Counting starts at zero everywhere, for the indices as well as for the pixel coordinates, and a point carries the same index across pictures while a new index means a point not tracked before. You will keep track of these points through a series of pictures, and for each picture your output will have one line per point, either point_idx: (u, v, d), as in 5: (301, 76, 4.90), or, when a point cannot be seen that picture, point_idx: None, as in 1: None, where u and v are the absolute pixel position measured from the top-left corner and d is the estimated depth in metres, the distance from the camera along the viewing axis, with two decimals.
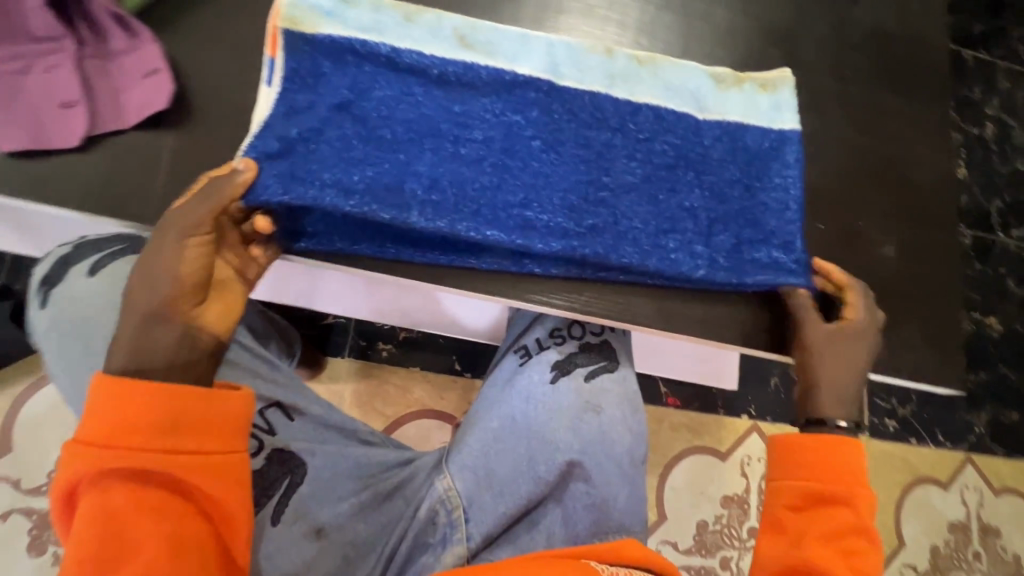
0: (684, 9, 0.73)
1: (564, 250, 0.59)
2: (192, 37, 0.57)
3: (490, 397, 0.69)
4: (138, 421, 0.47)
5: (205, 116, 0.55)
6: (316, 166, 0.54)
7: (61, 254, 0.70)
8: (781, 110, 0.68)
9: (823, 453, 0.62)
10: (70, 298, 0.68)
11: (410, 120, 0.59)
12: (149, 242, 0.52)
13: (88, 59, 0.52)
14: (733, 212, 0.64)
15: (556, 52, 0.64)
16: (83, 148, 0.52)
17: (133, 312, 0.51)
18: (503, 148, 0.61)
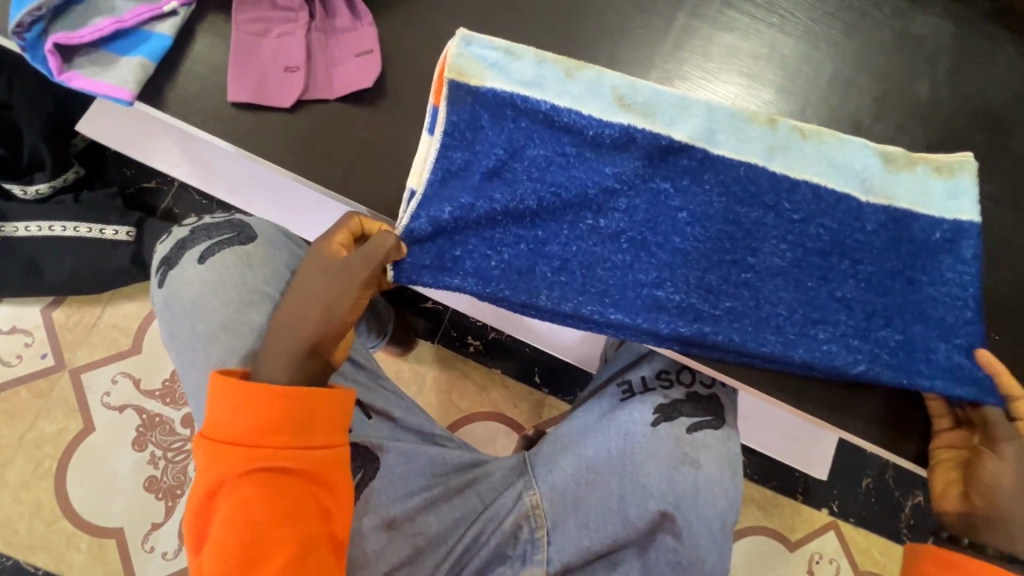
0: (884, 74, 0.68)
1: (695, 335, 0.57)
2: (401, 22, 0.60)
3: (584, 422, 0.66)
4: (276, 425, 0.51)
5: (397, 99, 0.59)
6: (459, 252, 0.57)
7: (178, 236, 0.65)
8: (959, 198, 0.61)
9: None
10: (183, 286, 0.62)
11: (561, 183, 0.57)
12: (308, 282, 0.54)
13: (314, 31, 0.57)
14: (894, 305, 0.60)
15: (717, 118, 0.59)
16: (291, 111, 0.57)
17: (291, 352, 0.53)
18: (645, 221, 0.58)
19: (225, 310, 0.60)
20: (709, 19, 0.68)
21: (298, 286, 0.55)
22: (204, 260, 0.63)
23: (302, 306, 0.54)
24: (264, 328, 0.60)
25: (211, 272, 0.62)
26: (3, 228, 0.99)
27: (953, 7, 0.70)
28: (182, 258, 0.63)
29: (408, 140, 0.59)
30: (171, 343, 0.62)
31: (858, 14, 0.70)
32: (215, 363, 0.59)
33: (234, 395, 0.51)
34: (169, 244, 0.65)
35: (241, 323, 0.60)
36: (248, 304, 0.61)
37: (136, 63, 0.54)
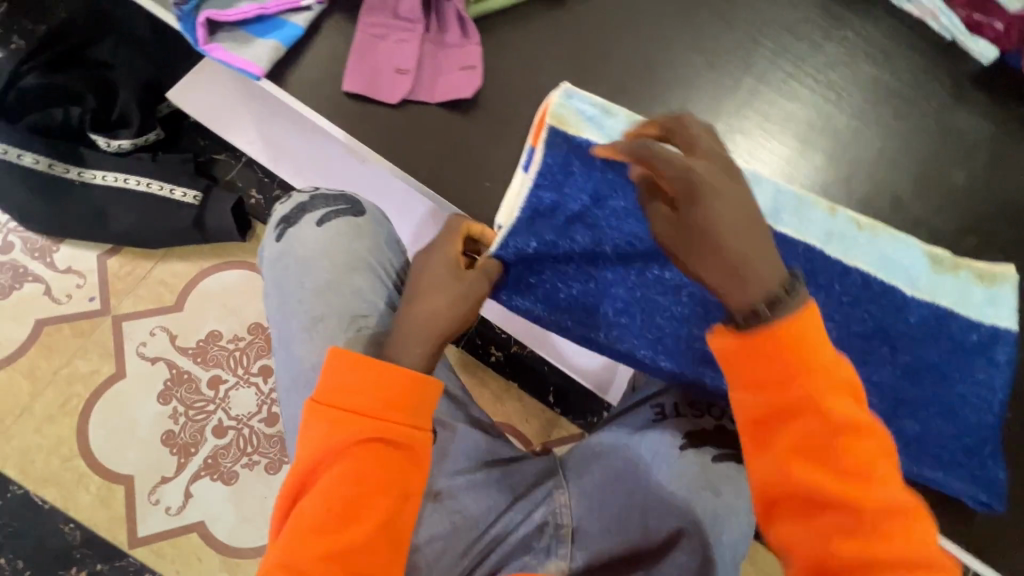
0: (926, 158, 0.75)
1: None
2: (502, 46, 0.68)
3: (617, 437, 0.70)
4: (395, 402, 0.52)
5: (490, 112, 0.65)
6: (535, 280, 0.63)
7: (299, 199, 0.68)
8: (996, 306, 0.66)
9: (855, 463, 0.43)
10: (298, 243, 0.65)
11: (637, 236, 0.61)
12: (434, 277, 0.57)
13: (427, 43, 0.64)
14: (923, 399, 0.64)
15: (781, 198, 0.67)
16: (395, 107, 0.64)
17: (425, 338, 0.55)
18: None
19: (332, 271, 0.63)
20: (773, 85, 0.75)
21: (425, 279, 0.57)
22: (320, 224, 0.66)
23: (432, 298, 0.56)
24: (365, 294, 0.63)
25: (326, 236, 0.65)
26: (82, 173, 1.06)
27: (993, 109, 0.76)
28: (301, 220, 0.67)
29: (493, 150, 0.65)
30: (274, 293, 0.65)
31: (906, 102, 0.77)
32: (315, 318, 0.62)
33: (342, 359, 0.52)
34: (290, 205, 0.68)
35: (344, 284, 0.63)
36: (353, 272, 0.64)
37: (270, 45, 0.61)
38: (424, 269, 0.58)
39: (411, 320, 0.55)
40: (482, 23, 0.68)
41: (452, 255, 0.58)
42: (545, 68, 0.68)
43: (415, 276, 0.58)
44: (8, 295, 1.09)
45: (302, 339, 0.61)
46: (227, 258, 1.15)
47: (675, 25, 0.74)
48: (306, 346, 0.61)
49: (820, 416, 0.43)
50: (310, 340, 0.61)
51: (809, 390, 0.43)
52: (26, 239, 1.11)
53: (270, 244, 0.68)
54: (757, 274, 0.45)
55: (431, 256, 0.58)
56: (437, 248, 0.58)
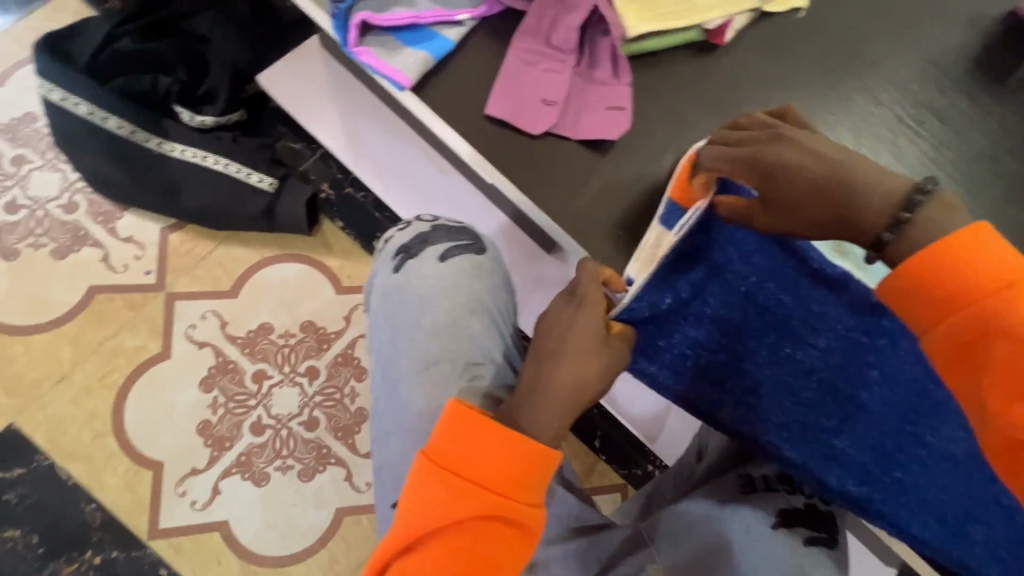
0: None
1: (862, 498, 0.59)
2: (649, 90, 0.64)
3: (702, 504, 0.66)
4: (513, 474, 0.48)
5: (630, 159, 0.62)
6: (662, 343, 0.61)
7: (421, 229, 0.68)
8: None
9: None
10: (417, 278, 0.66)
11: (768, 304, 0.59)
12: (579, 347, 0.53)
13: (577, 76, 0.61)
14: None
15: None
16: (535, 137, 0.60)
17: (569, 410, 0.53)
18: (841, 367, 0.58)
19: (450, 312, 0.64)
20: (912, 169, 0.71)
21: (570, 344, 0.53)
22: (442, 260, 0.66)
23: (580, 368, 0.52)
24: (479, 339, 0.64)
25: (447, 274, 0.65)
26: (162, 145, 1.02)
27: None
28: (422, 252, 0.67)
29: (630, 199, 0.61)
30: (387, 324, 0.66)
31: None
32: (428, 360, 0.63)
33: (459, 419, 0.49)
34: (411, 233, 0.68)
35: (461, 328, 0.64)
36: (471, 316, 0.64)
37: (420, 57, 0.58)
38: (568, 329, 0.54)
39: (556, 388, 0.52)
40: (632, 63, 0.65)
41: (598, 322, 0.54)
42: (688, 118, 0.65)
43: (557, 335, 0.54)
44: (65, 256, 1.06)
45: (412, 380, 0.62)
46: (289, 250, 1.12)
47: (819, 93, 0.72)
48: (417, 391, 0.62)
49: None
50: (422, 383, 0.62)
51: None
52: (92, 201, 1.08)
53: (386, 270, 0.68)
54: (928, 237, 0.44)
55: (575, 317, 0.55)
56: (584, 311, 0.55)
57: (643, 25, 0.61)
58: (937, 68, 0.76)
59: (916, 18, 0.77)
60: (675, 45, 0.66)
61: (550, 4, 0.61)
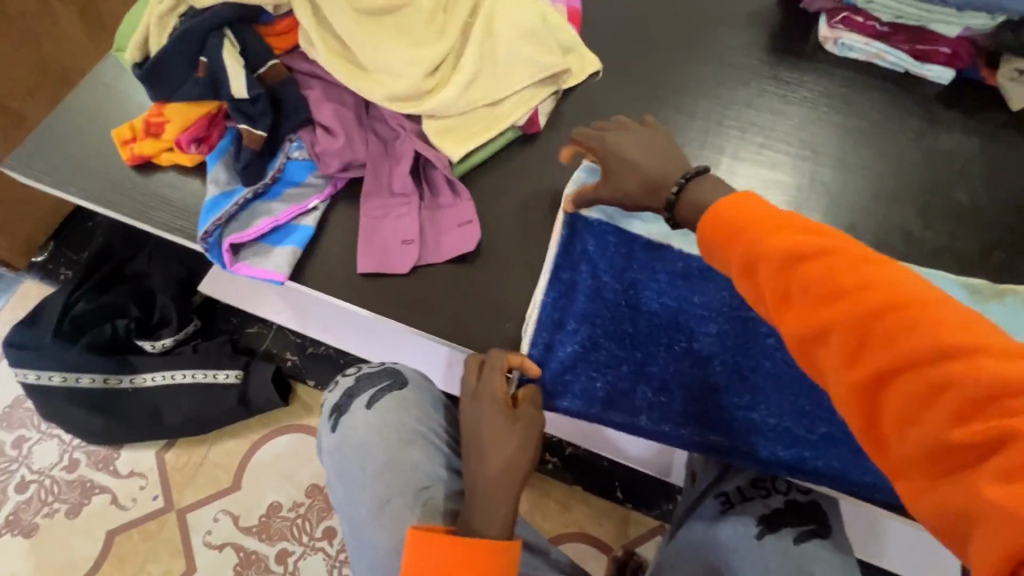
0: (920, 188, 0.77)
1: (795, 460, 0.59)
2: (494, 193, 0.73)
3: (688, 536, 0.67)
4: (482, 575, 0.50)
5: (495, 256, 0.70)
6: (569, 375, 0.63)
7: (345, 383, 0.67)
8: None
9: (888, 321, 0.35)
10: (354, 433, 0.63)
11: (652, 307, 0.64)
12: (490, 432, 0.57)
13: (424, 210, 0.70)
14: None
15: None
16: (407, 274, 0.68)
17: (510, 495, 0.55)
18: (736, 345, 0.63)
19: (388, 451, 0.62)
20: (749, 159, 0.79)
21: (486, 438, 0.57)
22: (371, 407, 0.64)
23: (503, 454, 0.56)
24: (425, 466, 0.62)
25: (379, 418, 0.63)
26: (134, 379, 1.13)
27: (970, 125, 0.79)
28: (350, 405, 0.65)
29: (508, 291, 0.68)
30: (340, 489, 0.63)
31: (880, 138, 0.80)
32: (383, 501, 0.60)
33: (421, 542, 0.51)
34: (338, 391, 0.67)
35: (403, 462, 0.62)
36: (412, 446, 0.62)
37: (288, 250, 0.68)
38: (482, 420, 0.57)
39: (485, 478, 0.55)
40: (468, 176, 0.74)
41: (496, 395, 0.58)
42: (535, 201, 0.73)
43: (477, 430, 0.58)
44: (79, 513, 1.13)
45: (380, 532, 0.59)
46: (275, 425, 1.18)
47: None
48: (386, 540, 0.58)
49: (832, 304, 0.37)
50: (381, 527, 0.59)
51: (806, 283, 0.38)
52: (90, 452, 1.17)
53: (326, 437, 0.66)
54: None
55: (485, 409, 0.58)
56: (484, 394, 0.58)
57: (460, 148, 0.71)
58: (738, 65, 0.85)
59: (702, 33, 0.87)
60: (497, 149, 0.75)
61: (381, 163, 0.71)
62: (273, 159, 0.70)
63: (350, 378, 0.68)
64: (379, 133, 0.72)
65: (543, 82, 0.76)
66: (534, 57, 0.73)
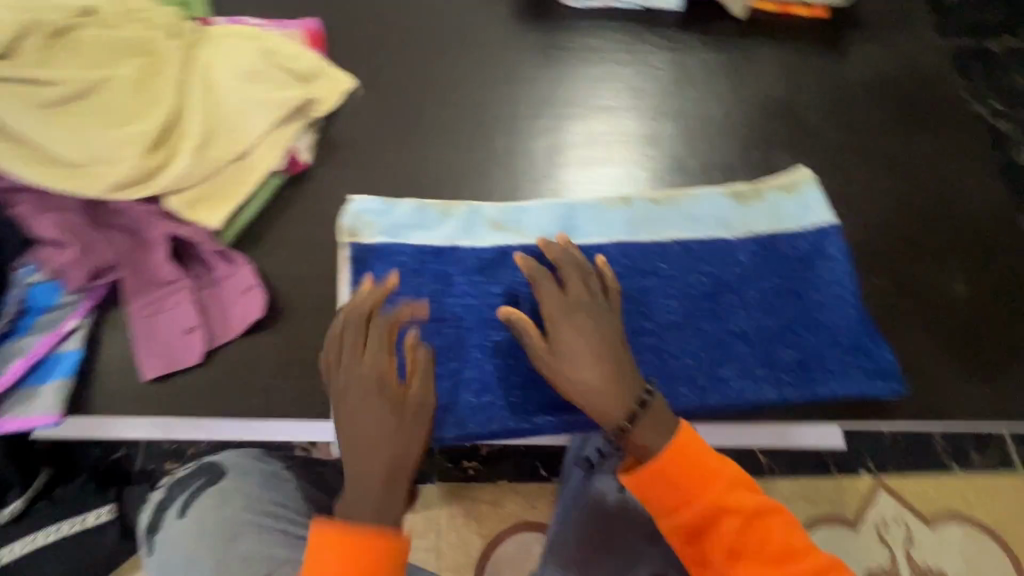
0: (680, 113, 0.81)
1: None
2: (275, 248, 0.69)
3: (562, 509, 0.74)
4: (371, 555, 0.49)
5: (292, 313, 0.66)
6: None
7: (159, 499, 0.68)
8: (807, 211, 0.72)
9: (750, 535, 0.54)
10: (172, 545, 0.64)
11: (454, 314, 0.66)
12: (353, 417, 0.53)
13: (202, 290, 0.65)
14: (785, 324, 0.68)
15: (579, 213, 0.72)
16: (202, 363, 0.63)
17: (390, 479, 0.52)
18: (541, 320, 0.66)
19: (216, 552, 0.62)
20: (522, 130, 0.79)
21: (358, 418, 0.53)
22: (183, 514, 0.65)
23: (383, 443, 0.52)
24: (254, 552, 0.62)
25: (192, 522, 0.64)
26: None
27: (710, 40, 0.85)
28: (165, 519, 0.66)
29: (316, 345, 0.65)
30: None
31: (636, 76, 0.83)
32: None
33: (323, 537, 0.49)
34: (151, 509, 0.67)
35: (229, 556, 0.62)
36: (235, 536, 0.63)
37: (57, 384, 0.61)
38: (358, 409, 0.53)
39: (376, 478, 0.51)
40: (243, 239, 0.69)
41: (358, 369, 0.53)
42: (320, 242, 0.70)
43: (363, 418, 0.53)
44: None
45: None
46: None
47: (414, 131, 0.77)
48: None
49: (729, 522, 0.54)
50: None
51: (704, 486, 0.54)
52: None
53: (148, 560, 0.65)
54: (646, 445, 0.56)
55: (360, 398, 0.53)
56: (352, 364, 0.54)
57: (221, 213, 0.66)
58: (493, 40, 0.84)
59: (450, 15, 0.85)
60: (264, 203, 0.70)
61: (136, 255, 0.64)
62: (6, 293, 0.62)
63: (164, 490, 0.69)
64: (124, 224, 0.65)
65: (290, 118, 0.72)
66: (269, 98, 0.70)
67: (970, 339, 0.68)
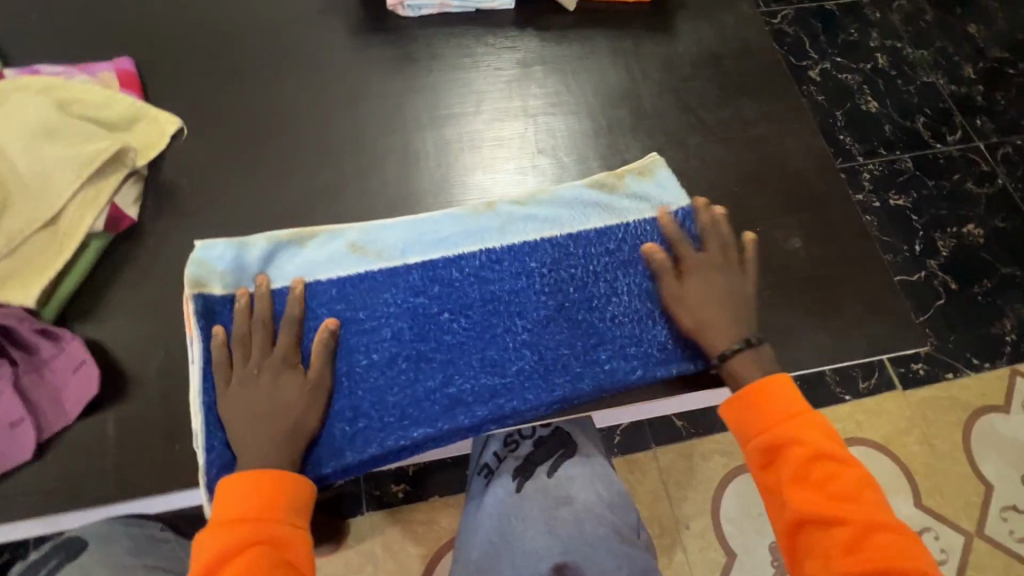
0: (527, 108, 0.81)
1: (495, 412, 0.62)
2: (109, 313, 0.64)
3: (468, 520, 0.70)
4: (270, 510, 0.55)
5: (137, 380, 0.61)
6: None
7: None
8: (663, 190, 0.74)
9: (817, 468, 0.62)
10: None
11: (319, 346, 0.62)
12: (249, 404, 0.58)
13: (24, 376, 0.58)
14: (655, 302, 0.68)
15: (442, 223, 0.69)
16: (38, 455, 0.58)
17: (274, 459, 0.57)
18: (411, 337, 0.64)
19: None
20: (372, 146, 0.77)
21: (257, 408, 0.58)
22: None
23: (273, 429, 0.57)
24: None
25: None
26: None
27: (547, 35, 0.86)
28: None
29: (168, 409, 0.61)
30: None
31: (480, 77, 0.83)
32: None
33: (237, 482, 0.56)
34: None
35: None
36: None
37: None
38: (245, 395, 0.58)
39: (255, 452, 0.57)
40: (71, 311, 0.63)
41: (263, 358, 0.60)
42: (161, 298, 0.65)
43: (248, 404, 0.58)
44: None
45: None
46: None
47: (253, 164, 0.73)
48: None
49: (793, 494, 0.62)
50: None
51: (782, 461, 0.63)
52: None
53: None
54: (739, 377, 0.65)
55: (247, 384, 0.59)
56: (257, 358, 0.60)
57: (33, 287, 0.60)
58: (328, 57, 0.81)
59: (279, 38, 0.82)
60: (92, 265, 0.65)
61: None
62: None
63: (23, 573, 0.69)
64: None
65: (105, 170, 0.66)
66: (73, 154, 0.64)
67: (813, 284, 0.74)
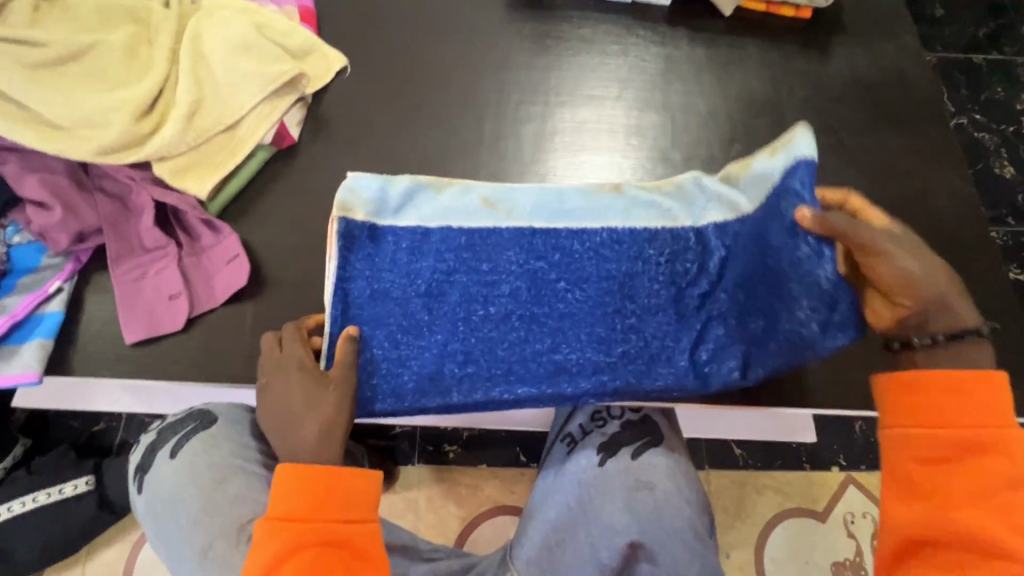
0: (666, 104, 0.82)
1: (596, 387, 0.64)
2: (261, 218, 0.70)
3: (545, 485, 0.73)
4: (331, 498, 0.57)
5: (276, 283, 0.67)
6: (376, 379, 0.63)
7: (149, 441, 0.75)
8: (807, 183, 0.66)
9: (998, 491, 0.53)
10: (159, 483, 0.71)
11: (443, 288, 0.66)
12: (282, 395, 0.60)
13: (186, 258, 0.65)
14: None
15: (569, 195, 0.70)
16: (184, 329, 0.64)
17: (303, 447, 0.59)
18: (528, 298, 0.66)
19: (205, 497, 0.69)
20: (511, 115, 0.80)
21: (288, 401, 0.60)
22: (174, 456, 0.72)
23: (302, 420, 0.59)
24: (245, 496, 0.70)
25: (181, 465, 0.71)
26: None
27: (697, 36, 0.87)
28: (156, 460, 0.73)
29: (298, 314, 0.66)
30: (158, 538, 0.71)
31: (624, 67, 0.84)
32: (204, 545, 0.68)
33: (292, 472, 0.57)
34: (142, 450, 0.75)
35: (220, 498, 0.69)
36: (223, 482, 0.70)
37: (36, 345, 0.61)
38: (275, 404, 0.60)
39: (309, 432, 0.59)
40: (229, 209, 0.70)
41: (284, 356, 0.60)
42: (307, 215, 0.71)
43: (278, 413, 0.60)
44: None
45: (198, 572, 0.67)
46: None
47: (402, 111, 0.78)
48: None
49: (947, 502, 0.55)
50: (206, 570, 0.67)
51: (956, 466, 0.55)
52: None
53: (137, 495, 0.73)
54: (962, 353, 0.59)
55: (277, 374, 0.60)
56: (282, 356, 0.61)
57: (206, 181, 0.67)
58: (484, 24, 0.85)
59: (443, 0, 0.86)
60: (253, 173, 0.71)
61: (122, 219, 0.65)
62: None
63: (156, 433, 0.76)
64: (110, 190, 0.66)
65: (280, 91, 0.73)
66: (258, 70, 0.70)
67: None
